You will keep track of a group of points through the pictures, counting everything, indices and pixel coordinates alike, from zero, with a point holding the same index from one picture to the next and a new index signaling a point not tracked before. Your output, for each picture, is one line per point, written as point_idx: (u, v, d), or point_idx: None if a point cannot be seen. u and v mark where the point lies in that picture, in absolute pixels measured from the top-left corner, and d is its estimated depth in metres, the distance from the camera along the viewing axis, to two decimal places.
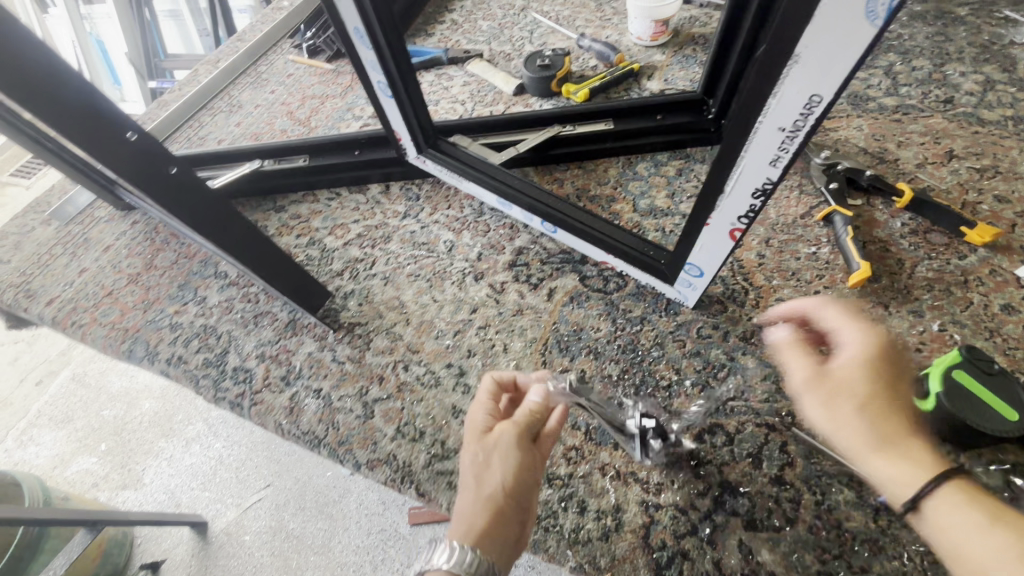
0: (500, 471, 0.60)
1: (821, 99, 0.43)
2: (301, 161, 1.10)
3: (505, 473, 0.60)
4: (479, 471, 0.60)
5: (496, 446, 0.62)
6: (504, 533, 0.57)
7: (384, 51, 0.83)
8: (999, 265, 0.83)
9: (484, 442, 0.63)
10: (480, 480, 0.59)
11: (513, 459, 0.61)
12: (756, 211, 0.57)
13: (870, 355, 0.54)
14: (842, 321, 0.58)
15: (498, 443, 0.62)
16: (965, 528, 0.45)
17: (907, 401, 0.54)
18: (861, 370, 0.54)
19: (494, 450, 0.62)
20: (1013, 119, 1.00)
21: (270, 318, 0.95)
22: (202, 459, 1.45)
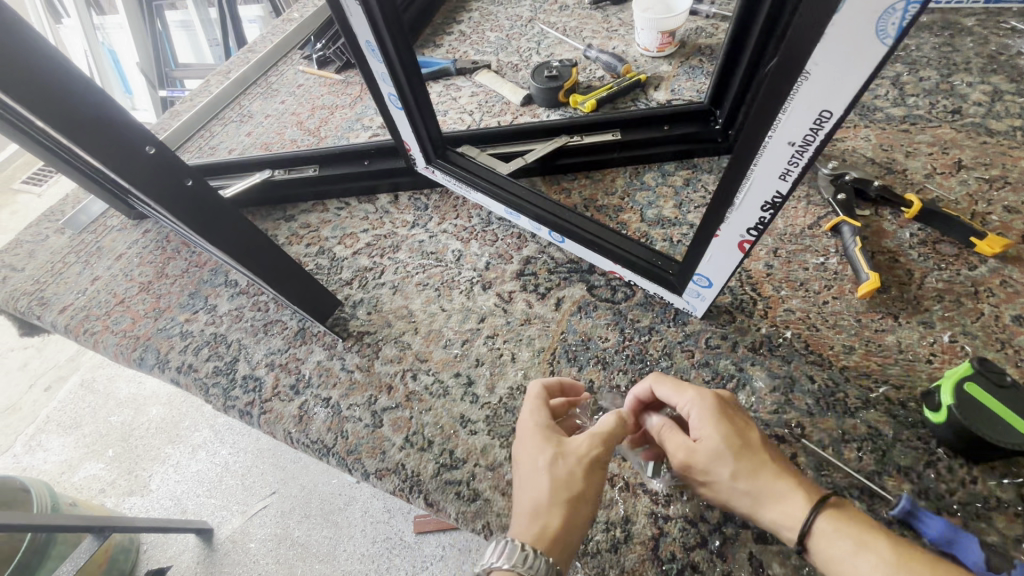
0: (578, 475, 0.60)
1: (831, 115, 0.43)
2: (312, 171, 1.11)
3: (588, 482, 0.59)
4: (562, 477, 0.59)
5: (576, 455, 0.61)
6: (573, 540, 0.57)
7: (396, 64, 0.84)
8: (1009, 275, 0.83)
9: (559, 446, 0.62)
10: (563, 485, 0.59)
11: (591, 466, 0.61)
12: (766, 223, 0.57)
13: (714, 445, 0.58)
14: (685, 397, 0.62)
15: (578, 451, 0.62)
16: (841, 557, 0.49)
17: (769, 453, 0.58)
18: (708, 456, 0.58)
19: (575, 457, 0.61)
20: (1022, 130, 1.00)
21: (279, 327, 0.96)
22: (209, 465, 1.46)
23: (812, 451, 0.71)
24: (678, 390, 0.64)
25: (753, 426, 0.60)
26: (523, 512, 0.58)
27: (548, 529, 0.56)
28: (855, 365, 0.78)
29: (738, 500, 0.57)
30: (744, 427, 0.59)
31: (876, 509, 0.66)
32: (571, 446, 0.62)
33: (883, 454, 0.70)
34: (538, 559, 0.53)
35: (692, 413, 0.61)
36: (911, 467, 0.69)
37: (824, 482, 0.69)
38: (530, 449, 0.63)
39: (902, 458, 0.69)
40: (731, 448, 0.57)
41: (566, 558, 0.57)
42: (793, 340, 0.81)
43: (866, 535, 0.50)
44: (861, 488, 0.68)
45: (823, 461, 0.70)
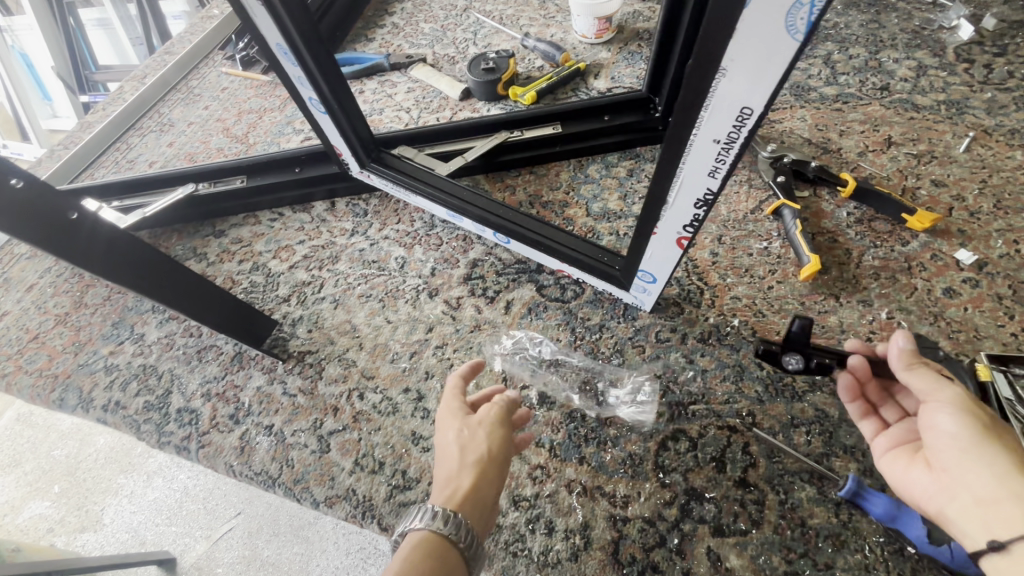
0: (485, 440, 0.60)
1: (751, 111, 0.42)
2: (239, 182, 1.04)
3: (494, 443, 0.60)
4: (469, 441, 0.60)
5: (487, 422, 0.62)
6: (487, 501, 0.57)
7: (313, 68, 0.78)
8: (940, 248, 0.86)
9: (467, 418, 0.62)
10: (469, 449, 0.59)
11: (497, 432, 0.61)
12: (701, 220, 0.56)
13: (952, 409, 0.52)
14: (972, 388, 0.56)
15: (486, 419, 0.62)
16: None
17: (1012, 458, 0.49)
18: (956, 405, 0.52)
19: (479, 424, 0.62)
20: (945, 104, 1.03)
21: (214, 352, 0.90)
22: (168, 492, 1.28)
23: (763, 439, 0.72)
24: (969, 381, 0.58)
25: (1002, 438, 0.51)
26: (435, 483, 0.57)
27: (459, 491, 0.55)
28: None
29: (979, 453, 0.49)
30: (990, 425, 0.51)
31: (825, 491, 0.68)
32: (479, 417, 0.62)
33: (830, 435, 0.71)
34: (453, 517, 0.52)
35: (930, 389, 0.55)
36: (857, 446, 0.70)
37: (776, 469, 0.70)
38: (440, 426, 0.63)
39: (848, 437, 0.71)
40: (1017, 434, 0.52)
41: (481, 518, 0.55)
42: (741, 328, 0.82)
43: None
44: (810, 472, 0.69)
45: (774, 448, 0.71)
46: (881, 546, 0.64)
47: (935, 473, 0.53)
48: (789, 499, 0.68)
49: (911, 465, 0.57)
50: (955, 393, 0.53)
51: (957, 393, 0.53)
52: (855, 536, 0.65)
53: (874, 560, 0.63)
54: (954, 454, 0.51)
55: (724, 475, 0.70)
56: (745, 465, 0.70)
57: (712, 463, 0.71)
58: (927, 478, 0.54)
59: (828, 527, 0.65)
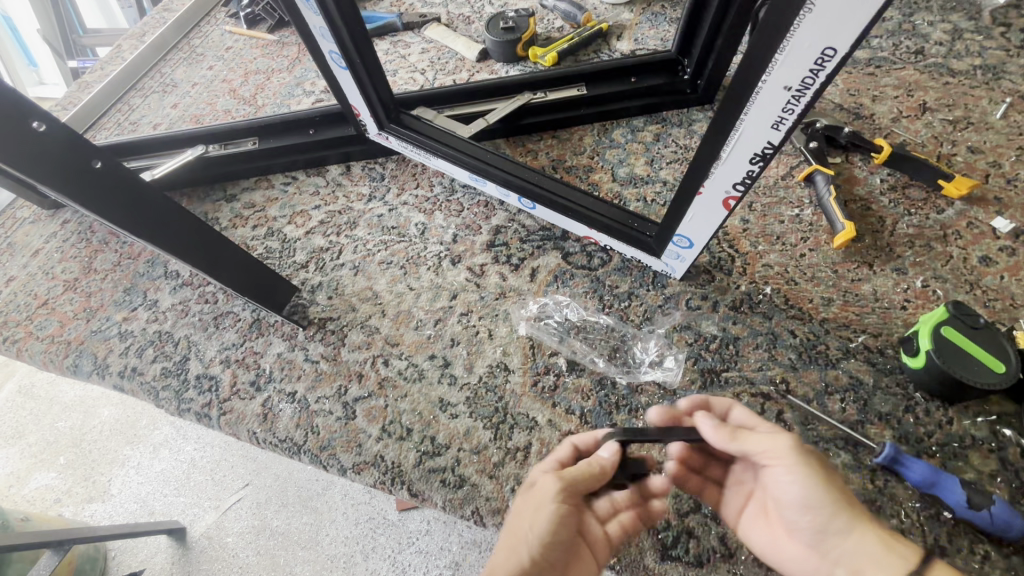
0: (529, 521, 0.53)
1: (834, 53, 0.39)
2: (251, 144, 1.00)
3: (531, 531, 0.52)
4: (516, 520, 0.54)
5: (546, 490, 0.54)
6: None
7: (337, 18, 0.74)
8: (975, 217, 0.84)
9: (529, 495, 0.56)
10: (511, 528, 0.54)
11: (546, 514, 0.53)
12: (754, 178, 0.54)
13: (796, 474, 0.50)
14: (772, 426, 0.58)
15: (547, 487, 0.54)
16: None
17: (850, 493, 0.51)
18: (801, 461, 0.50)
19: (534, 501, 0.54)
20: (982, 69, 1.00)
21: (231, 319, 0.87)
22: (174, 464, 1.25)
23: (798, 406, 0.71)
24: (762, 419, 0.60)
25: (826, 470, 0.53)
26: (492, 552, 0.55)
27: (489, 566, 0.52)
28: (834, 317, 0.77)
29: (839, 515, 0.49)
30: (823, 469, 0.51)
31: (861, 458, 0.67)
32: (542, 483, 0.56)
33: (865, 403, 0.71)
34: None
35: (761, 451, 0.52)
36: (892, 413, 0.70)
37: (810, 436, 0.69)
38: (523, 494, 0.58)
39: (883, 405, 0.70)
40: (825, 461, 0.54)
41: None
42: (773, 296, 0.80)
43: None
44: (845, 439, 0.68)
45: (808, 415, 0.70)
46: (917, 511, 0.63)
47: (800, 539, 0.52)
48: None
49: (773, 532, 0.55)
50: (790, 446, 0.51)
51: (793, 448, 0.51)
52: (891, 502, 0.64)
53: (910, 526, 0.63)
54: (815, 521, 0.50)
55: None
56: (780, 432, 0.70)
57: None
58: (795, 545, 0.53)
59: (864, 493, 0.65)
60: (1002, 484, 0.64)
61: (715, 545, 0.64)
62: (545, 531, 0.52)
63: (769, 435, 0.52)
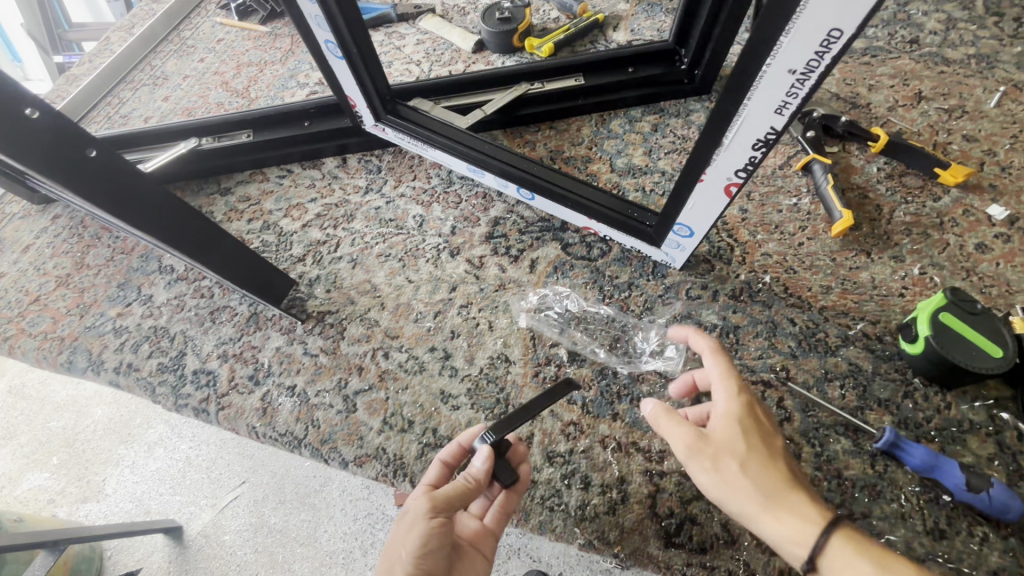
0: (407, 545, 0.52)
1: (840, 34, 0.39)
2: (245, 137, 0.98)
3: (413, 549, 0.52)
4: (392, 543, 0.54)
5: (416, 509, 0.54)
6: None
7: (333, 7, 0.73)
8: (971, 204, 0.84)
9: (404, 514, 0.56)
10: (388, 554, 0.53)
11: (419, 532, 0.53)
12: (756, 164, 0.54)
13: (697, 469, 0.54)
14: (724, 387, 0.57)
15: (418, 506, 0.55)
16: None
17: (763, 474, 0.51)
18: (697, 459, 0.53)
19: (410, 521, 0.55)
20: (976, 58, 1.01)
21: (228, 313, 0.86)
22: (169, 463, 1.23)
23: (798, 393, 0.71)
24: (725, 373, 0.58)
25: (747, 447, 0.53)
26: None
27: None
28: (833, 305, 0.78)
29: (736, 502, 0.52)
30: (727, 458, 0.52)
31: (861, 443, 0.68)
32: (415, 504, 0.56)
33: (864, 389, 0.71)
34: None
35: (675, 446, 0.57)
36: (891, 399, 0.70)
37: (811, 423, 0.70)
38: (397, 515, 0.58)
39: (882, 391, 0.71)
40: (750, 436, 0.53)
41: None
42: (772, 285, 0.80)
43: (884, 555, 0.47)
44: (845, 425, 0.69)
45: (809, 402, 0.71)
46: (917, 495, 0.64)
47: None
48: (824, 451, 0.68)
49: None
50: (683, 448, 0.54)
51: (685, 449, 0.54)
52: (891, 486, 0.65)
53: (910, 509, 0.63)
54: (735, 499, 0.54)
55: None
56: (781, 419, 0.70)
57: None
58: None
59: (863, 477, 0.66)
60: (1000, 467, 0.65)
61: (718, 531, 0.64)
62: (418, 547, 0.52)
63: (672, 433, 0.56)
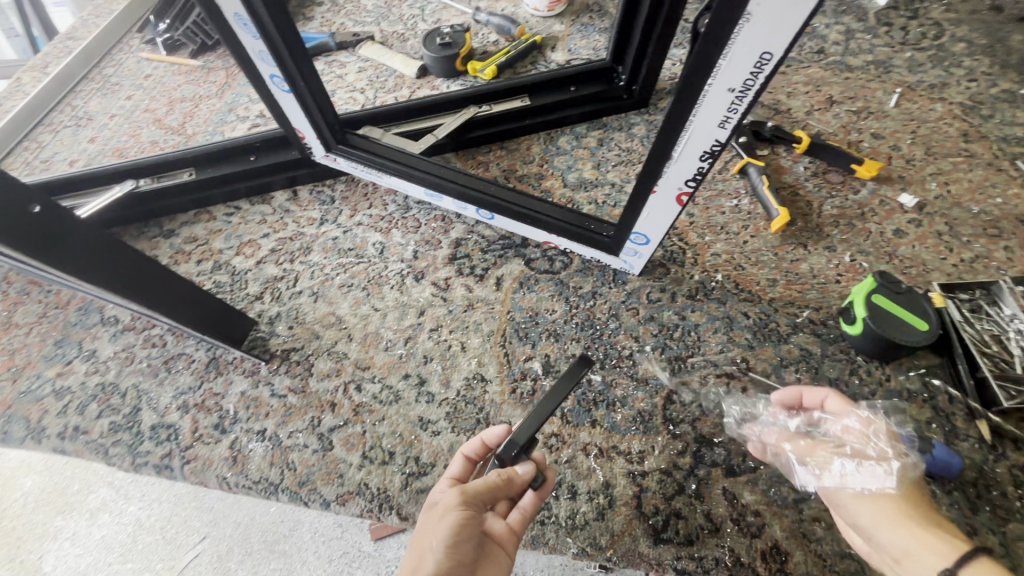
0: (437, 533, 0.49)
1: (771, 57, 0.44)
2: (187, 175, 0.94)
3: (446, 536, 0.49)
4: (424, 532, 0.51)
5: (446, 501, 0.52)
6: None
7: (276, 39, 0.73)
8: (886, 195, 0.94)
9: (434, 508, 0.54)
10: (419, 543, 0.49)
11: (450, 518, 0.50)
12: (703, 174, 0.58)
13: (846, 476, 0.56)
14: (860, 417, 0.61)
15: (448, 499, 0.53)
16: None
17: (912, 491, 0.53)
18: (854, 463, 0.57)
19: (442, 510, 0.52)
20: (874, 64, 1.13)
21: (185, 361, 0.82)
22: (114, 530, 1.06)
23: (759, 381, 0.76)
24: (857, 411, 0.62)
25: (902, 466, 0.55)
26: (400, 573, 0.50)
27: None
28: (780, 296, 0.84)
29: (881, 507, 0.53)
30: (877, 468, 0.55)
31: None
32: (445, 497, 0.54)
33: (816, 371, 0.77)
34: None
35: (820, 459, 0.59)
36: (840, 378, 0.76)
37: None
38: (428, 507, 0.56)
39: (831, 371, 0.77)
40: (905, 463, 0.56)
41: None
42: (724, 283, 0.86)
43: None
44: None
45: (769, 388, 0.76)
46: None
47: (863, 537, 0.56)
48: None
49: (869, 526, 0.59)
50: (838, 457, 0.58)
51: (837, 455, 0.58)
52: None
53: None
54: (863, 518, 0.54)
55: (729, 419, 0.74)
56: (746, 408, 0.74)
57: (717, 410, 0.74)
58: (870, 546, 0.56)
59: None
60: (938, 428, 0.72)
61: (702, 522, 0.67)
62: (448, 536, 0.49)
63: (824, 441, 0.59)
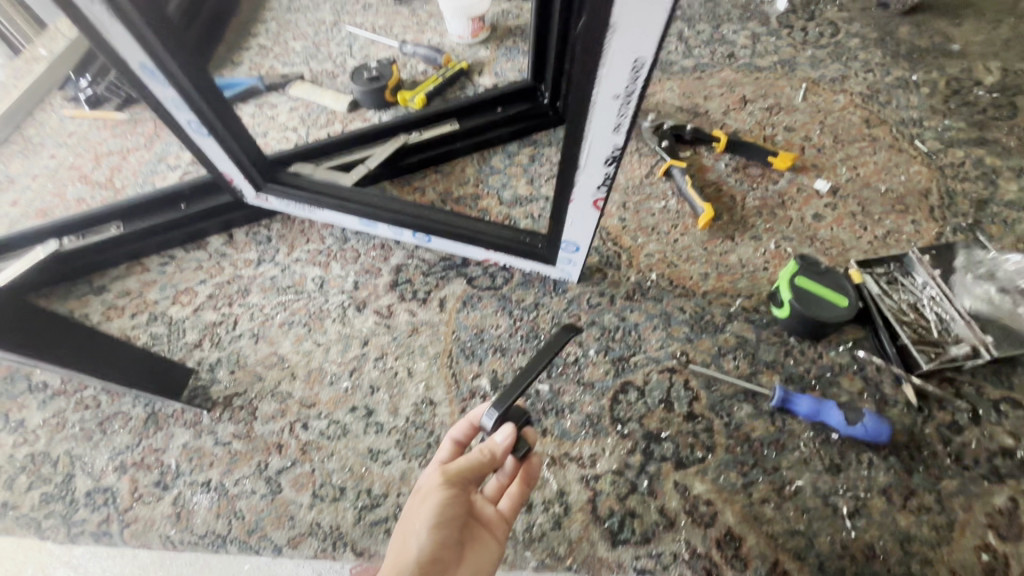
0: (423, 513, 0.53)
1: (644, 62, 0.46)
2: (115, 229, 0.92)
3: (432, 515, 0.53)
4: (413, 511, 0.55)
5: (429, 483, 0.55)
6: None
7: (188, 87, 0.73)
8: (802, 182, 0.99)
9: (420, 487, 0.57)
10: (409, 521, 0.54)
11: (434, 498, 0.53)
12: (612, 178, 0.61)
13: None
14: None
15: (432, 479, 0.55)
16: None
17: None
18: None
19: (428, 490, 0.55)
20: (780, 64, 1.21)
21: (120, 420, 0.79)
22: None
23: (699, 372, 0.78)
24: None
25: None
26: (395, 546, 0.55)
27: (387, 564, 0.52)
28: (712, 288, 0.87)
29: None
30: None
31: (761, 405, 0.75)
32: (429, 478, 0.57)
33: (753, 356, 0.79)
34: None
35: None
36: (776, 360, 0.79)
37: (716, 397, 0.76)
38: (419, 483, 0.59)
39: (767, 354, 0.80)
40: None
41: None
42: (659, 281, 0.88)
43: None
44: (745, 392, 0.76)
45: (710, 378, 0.78)
46: (813, 440, 0.72)
47: None
48: (732, 420, 0.74)
49: None
50: None
51: None
52: (791, 437, 0.72)
53: (811, 453, 0.71)
54: None
55: (675, 413, 0.75)
56: (690, 399, 0.76)
57: (662, 405, 0.76)
58: None
59: (768, 436, 0.72)
60: (869, 398, 0.75)
61: (656, 518, 0.67)
62: (431, 516, 0.53)
63: None
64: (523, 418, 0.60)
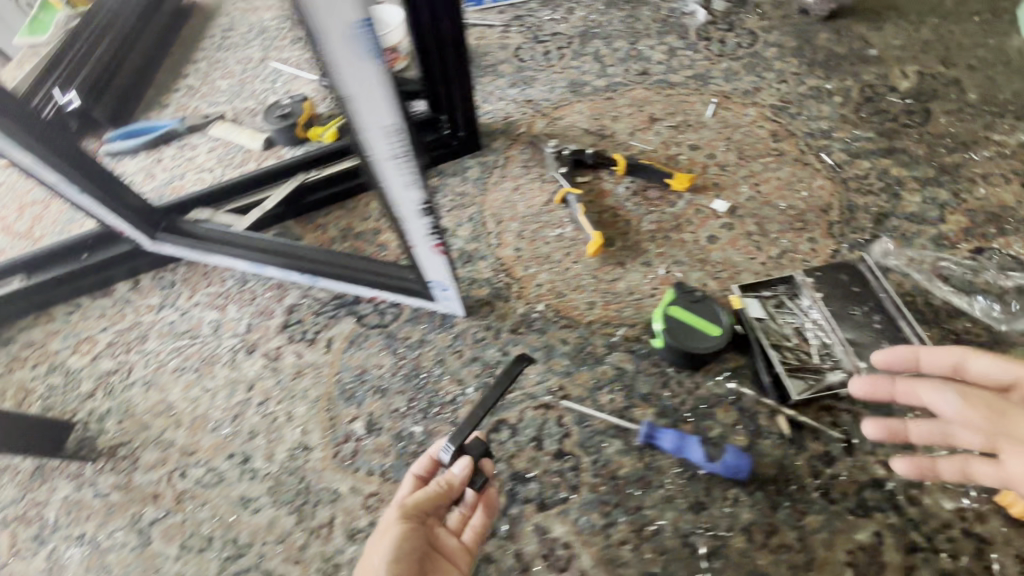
0: (382, 547, 0.56)
1: (392, 126, 0.49)
2: (18, 282, 0.95)
3: (390, 550, 0.56)
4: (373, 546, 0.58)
5: (388, 517, 0.59)
6: None
7: (43, 151, 0.75)
8: (701, 203, 0.98)
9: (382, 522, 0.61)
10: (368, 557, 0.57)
11: (393, 533, 0.57)
12: (437, 226, 0.63)
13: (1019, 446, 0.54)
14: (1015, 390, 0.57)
15: (391, 514, 0.59)
16: None
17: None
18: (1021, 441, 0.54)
19: (389, 525, 0.59)
20: (694, 79, 1.19)
21: (8, 474, 0.81)
22: None
23: (573, 408, 0.77)
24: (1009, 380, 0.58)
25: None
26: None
27: None
28: (597, 318, 0.86)
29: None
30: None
31: (631, 441, 0.74)
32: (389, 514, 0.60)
33: (629, 389, 0.78)
34: None
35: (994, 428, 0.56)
36: (652, 392, 0.78)
37: (587, 433, 0.75)
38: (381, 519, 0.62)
39: (644, 386, 0.78)
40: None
41: None
42: (546, 312, 0.88)
43: None
44: (616, 427, 0.75)
45: (583, 414, 0.77)
46: (679, 476, 0.70)
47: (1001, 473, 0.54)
48: (600, 457, 0.73)
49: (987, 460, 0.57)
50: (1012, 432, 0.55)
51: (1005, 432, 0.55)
52: (657, 474, 0.71)
53: (675, 491, 0.69)
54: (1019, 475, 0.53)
55: (544, 451, 0.74)
56: (561, 436, 0.75)
57: (532, 443, 0.75)
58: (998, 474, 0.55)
59: (634, 473, 0.71)
60: (742, 430, 0.73)
61: (512, 563, 0.67)
62: (388, 552, 0.56)
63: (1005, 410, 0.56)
64: (480, 450, 0.63)
